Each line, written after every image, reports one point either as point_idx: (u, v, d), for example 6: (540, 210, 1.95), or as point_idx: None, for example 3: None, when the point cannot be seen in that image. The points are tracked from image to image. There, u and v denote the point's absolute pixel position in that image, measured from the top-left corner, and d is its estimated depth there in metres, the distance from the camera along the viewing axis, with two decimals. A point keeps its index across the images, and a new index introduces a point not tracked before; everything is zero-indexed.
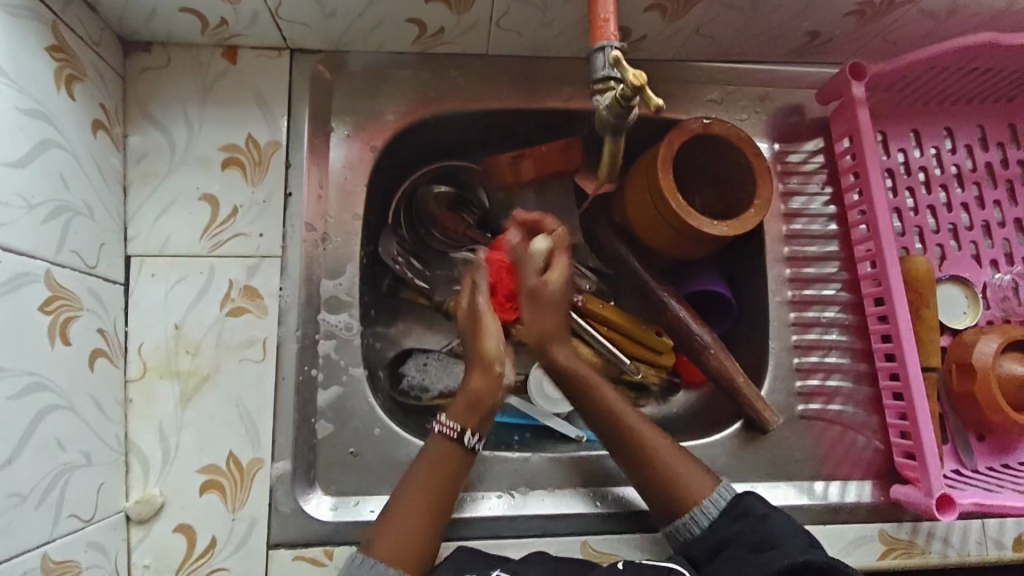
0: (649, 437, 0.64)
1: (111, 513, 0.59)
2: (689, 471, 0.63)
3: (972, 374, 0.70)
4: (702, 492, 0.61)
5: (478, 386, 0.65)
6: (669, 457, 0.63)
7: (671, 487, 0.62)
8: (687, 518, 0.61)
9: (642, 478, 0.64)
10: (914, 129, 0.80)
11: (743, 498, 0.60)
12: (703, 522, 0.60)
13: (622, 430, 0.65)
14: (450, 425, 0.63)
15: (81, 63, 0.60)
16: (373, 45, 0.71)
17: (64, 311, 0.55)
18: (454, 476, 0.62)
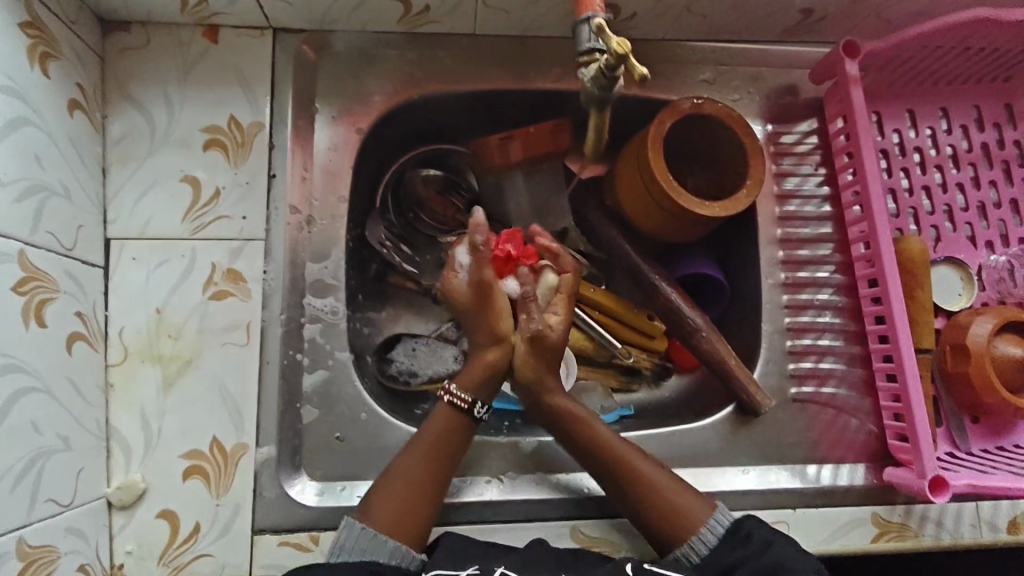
0: (644, 468, 0.62)
1: (92, 498, 0.58)
2: (686, 498, 0.61)
3: (967, 356, 0.70)
4: (701, 519, 0.60)
5: (493, 354, 0.66)
6: (663, 485, 0.61)
7: (667, 516, 0.60)
8: (686, 548, 0.59)
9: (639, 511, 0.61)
10: (909, 109, 0.79)
11: (743, 523, 0.59)
12: (702, 550, 0.59)
13: (616, 464, 0.62)
14: (461, 396, 0.64)
15: (57, 41, 0.59)
16: (358, 24, 0.70)
17: (39, 292, 0.54)
18: (453, 450, 0.62)
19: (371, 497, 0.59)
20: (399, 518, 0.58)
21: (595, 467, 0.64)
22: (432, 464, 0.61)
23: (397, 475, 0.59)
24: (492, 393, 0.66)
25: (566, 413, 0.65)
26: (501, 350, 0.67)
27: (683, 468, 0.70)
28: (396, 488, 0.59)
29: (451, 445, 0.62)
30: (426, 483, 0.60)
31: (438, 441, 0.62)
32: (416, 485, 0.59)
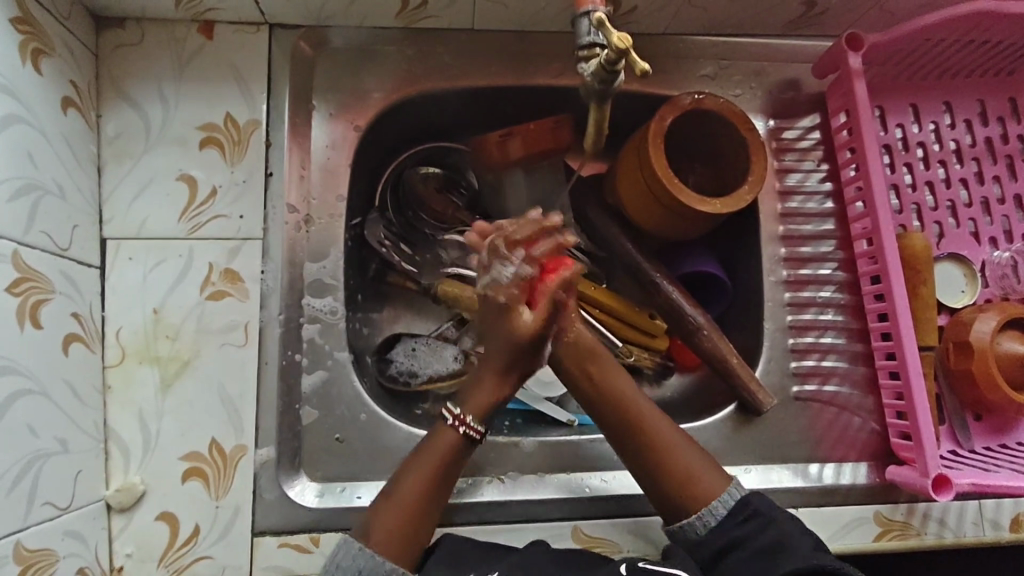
0: (665, 430, 0.61)
1: (90, 501, 0.58)
2: (701, 464, 0.61)
3: (970, 352, 0.69)
4: (713, 491, 0.59)
5: (498, 386, 0.62)
6: (680, 450, 0.61)
7: (680, 485, 0.60)
8: (694, 518, 0.59)
9: (650, 472, 0.61)
10: (913, 103, 0.78)
11: (750, 501, 0.58)
12: (711, 521, 0.58)
13: (637, 420, 0.62)
14: (475, 427, 0.61)
15: (49, 37, 0.58)
16: (355, 19, 0.69)
17: (34, 293, 0.53)
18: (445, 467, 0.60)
19: (371, 512, 0.58)
20: (398, 533, 0.57)
21: (612, 423, 0.62)
22: (433, 480, 0.59)
23: (395, 494, 0.58)
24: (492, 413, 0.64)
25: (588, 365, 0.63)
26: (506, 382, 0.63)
27: None
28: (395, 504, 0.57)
29: (452, 461, 0.60)
30: (426, 503, 0.58)
31: (437, 457, 0.60)
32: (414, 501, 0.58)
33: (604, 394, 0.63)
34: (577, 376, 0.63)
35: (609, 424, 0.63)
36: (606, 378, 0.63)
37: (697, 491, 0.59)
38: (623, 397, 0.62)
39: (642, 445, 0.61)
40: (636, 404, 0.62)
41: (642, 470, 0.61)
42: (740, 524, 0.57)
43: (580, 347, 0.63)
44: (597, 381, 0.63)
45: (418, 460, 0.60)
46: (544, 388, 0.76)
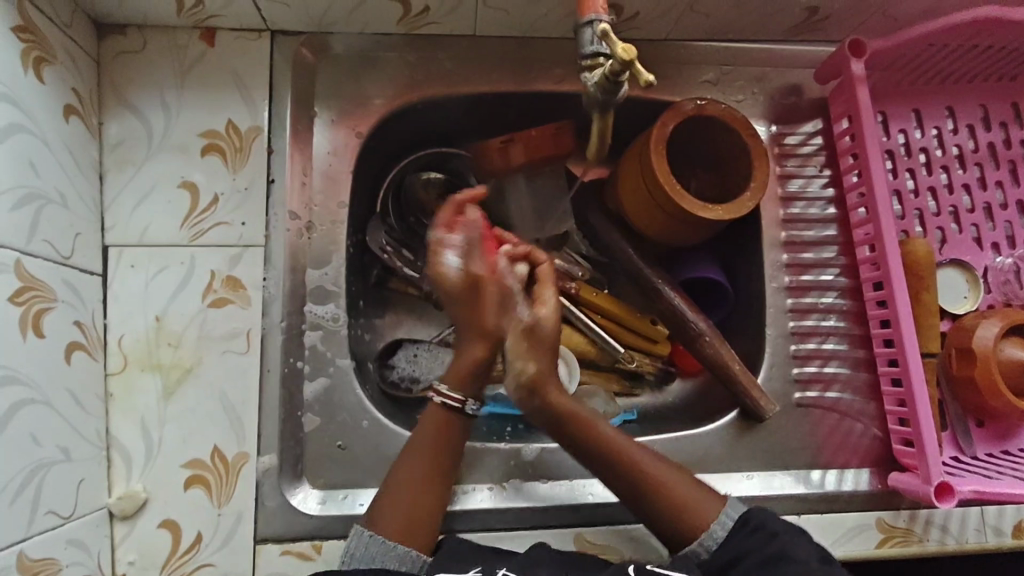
0: (650, 467, 0.61)
1: (93, 509, 0.58)
2: (692, 491, 0.60)
3: (973, 358, 0.69)
4: (710, 516, 0.59)
5: (478, 351, 0.63)
6: (672, 483, 0.60)
7: (677, 514, 0.59)
8: (695, 543, 0.59)
9: (644, 507, 0.61)
10: (915, 108, 0.78)
11: (753, 514, 0.58)
12: (711, 546, 0.58)
13: (620, 463, 0.61)
14: (454, 396, 0.62)
15: (51, 45, 0.58)
16: (356, 26, 0.69)
17: (36, 302, 0.53)
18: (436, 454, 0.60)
19: (376, 507, 0.58)
20: (408, 522, 0.58)
21: (598, 467, 0.62)
22: (434, 463, 0.60)
23: (398, 484, 0.59)
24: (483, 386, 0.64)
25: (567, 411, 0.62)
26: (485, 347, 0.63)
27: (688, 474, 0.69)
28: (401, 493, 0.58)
29: (450, 442, 0.61)
30: (428, 494, 0.59)
31: (434, 441, 0.61)
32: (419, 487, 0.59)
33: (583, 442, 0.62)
34: (555, 429, 0.63)
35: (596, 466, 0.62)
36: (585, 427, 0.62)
37: (692, 520, 0.59)
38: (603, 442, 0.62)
39: (631, 485, 0.61)
40: (620, 442, 0.62)
41: (636, 506, 0.61)
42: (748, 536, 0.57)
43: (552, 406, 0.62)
44: (575, 432, 0.62)
45: (416, 445, 0.61)
46: None
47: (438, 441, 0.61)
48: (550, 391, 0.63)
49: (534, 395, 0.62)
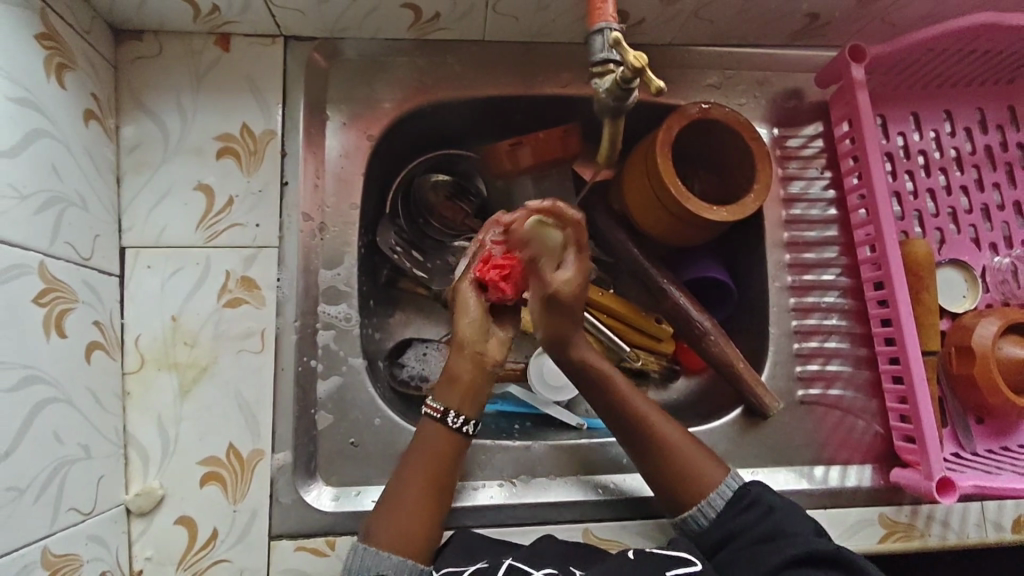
0: (668, 430, 0.63)
1: (111, 506, 0.59)
2: (700, 459, 0.62)
3: (972, 356, 0.71)
4: (712, 483, 0.61)
5: (462, 364, 0.65)
6: (680, 445, 0.62)
7: (680, 477, 0.61)
8: (694, 510, 0.61)
9: (653, 469, 0.63)
10: (913, 111, 0.80)
11: (749, 489, 0.60)
12: (710, 513, 0.60)
13: (641, 424, 0.63)
14: (434, 406, 0.63)
15: (71, 52, 0.59)
16: (368, 31, 0.70)
17: (59, 303, 0.54)
18: (438, 463, 0.61)
19: (374, 512, 0.59)
20: (410, 530, 0.58)
21: (618, 424, 0.64)
22: (436, 474, 0.61)
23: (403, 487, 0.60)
24: (469, 400, 0.64)
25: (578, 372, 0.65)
26: (469, 361, 0.65)
27: None
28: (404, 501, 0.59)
29: (454, 455, 0.62)
30: (429, 502, 0.60)
31: (436, 454, 0.62)
32: (421, 498, 0.60)
33: (608, 398, 0.64)
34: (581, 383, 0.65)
35: (616, 424, 0.64)
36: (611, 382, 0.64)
37: (699, 486, 0.61)
38: (627, 402, 0.64)
39: (648, 445, 0.63)
40: (633, 401, 0.64)
41: (646, 469, 0.63)
42: (743, 511, 0.59)
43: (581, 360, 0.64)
44: (601, 386, 0.64)
45: (419, 458, 0.61)
46: (553, 392, 0.76)
47: (439, 455, 0.62)
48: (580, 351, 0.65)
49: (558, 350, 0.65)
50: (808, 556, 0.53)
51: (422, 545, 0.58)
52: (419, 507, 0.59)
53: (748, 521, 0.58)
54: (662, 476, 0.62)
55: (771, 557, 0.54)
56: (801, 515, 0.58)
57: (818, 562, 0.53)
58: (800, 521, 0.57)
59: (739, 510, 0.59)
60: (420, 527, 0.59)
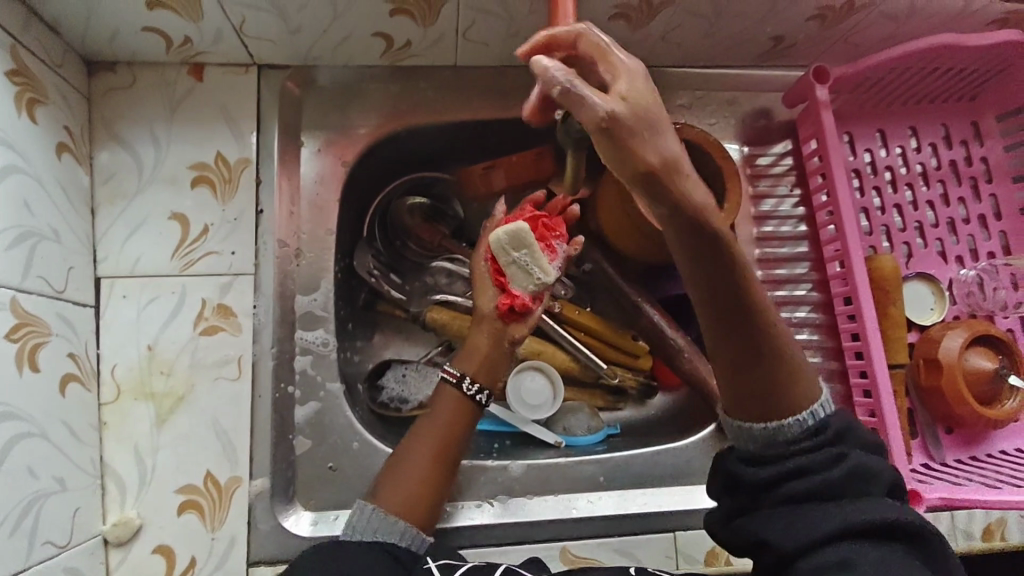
0: (783, 333, 0.47)
1: (87, 537, 0.59)
2: (803, 364, 0.50)
3: (940, 368, 0.72)
4: (811, 393, 0.50)
5: (482, 337, 0.68)
6: (792, 346, 0.48)
7: (781, 383, 0.48)
8: (787, 421, 0.49)
9: (735, 380, 0.48)
10: (879, 129, 0.82)
11: (831, 422, 0.50)
12: (804, 425, 0.50)
13: (757, 325, 0.45)
14: (451, 370, 0.66)
15: (43, 86, 0.59)
16: (340, 60, 0.71)
17: (32, 337, 0.54)
18: (449, 436, 0.64)
19: (379, 479, 0.61)
20: (413, 496, 0.60)
21: (726, 326, 0.44)
22: (445, 446, 0.63)
23: (411, 455, 0.62)
24: (485, 372, 0.67)
25: (699, 235, 0.38)
26: (489, 334, 0.68)
27: (669, 485, 0.72)
28: (411, 467, 0.61)
29: (462, 431, 0.65)
30: (434, 471, 0.62)
31: (445, 425, 0.64)
32: (428, 466, 0.62)
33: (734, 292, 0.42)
34: (710, 262, 0.40)
35: (724, 328, 0.44)
36: (744, 266, 0.42)
37: (783, 402, 0.49)
38: (753, 296, 0.43)
39: (753, 352, 0.46)
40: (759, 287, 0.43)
41: (728, 377, 0.48)
42: (806, 454, 0.49)
43: (723, 231, 0.39)
44: (732, 271, 0.41)
45: (429, 429, 0.64)
46: (531, 410, 0.77)
47: (450, 429, 0.64)
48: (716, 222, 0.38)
49: (666, 199, 0.36)
50: (875, 527, 0.46)
51: (423, 513, 0.60)
52: (423, 475, 0.61)
53: (811, 463, 0.49)
54: (743, 386, 0.48)
55: (827, 519, 0.47)
56: (876, 487, 0.48)
57: (882, 533, 0.46)
58: (880, 478, 0.49)
59: (804, 450, 0.49)
60: (424, 495, 0.60)
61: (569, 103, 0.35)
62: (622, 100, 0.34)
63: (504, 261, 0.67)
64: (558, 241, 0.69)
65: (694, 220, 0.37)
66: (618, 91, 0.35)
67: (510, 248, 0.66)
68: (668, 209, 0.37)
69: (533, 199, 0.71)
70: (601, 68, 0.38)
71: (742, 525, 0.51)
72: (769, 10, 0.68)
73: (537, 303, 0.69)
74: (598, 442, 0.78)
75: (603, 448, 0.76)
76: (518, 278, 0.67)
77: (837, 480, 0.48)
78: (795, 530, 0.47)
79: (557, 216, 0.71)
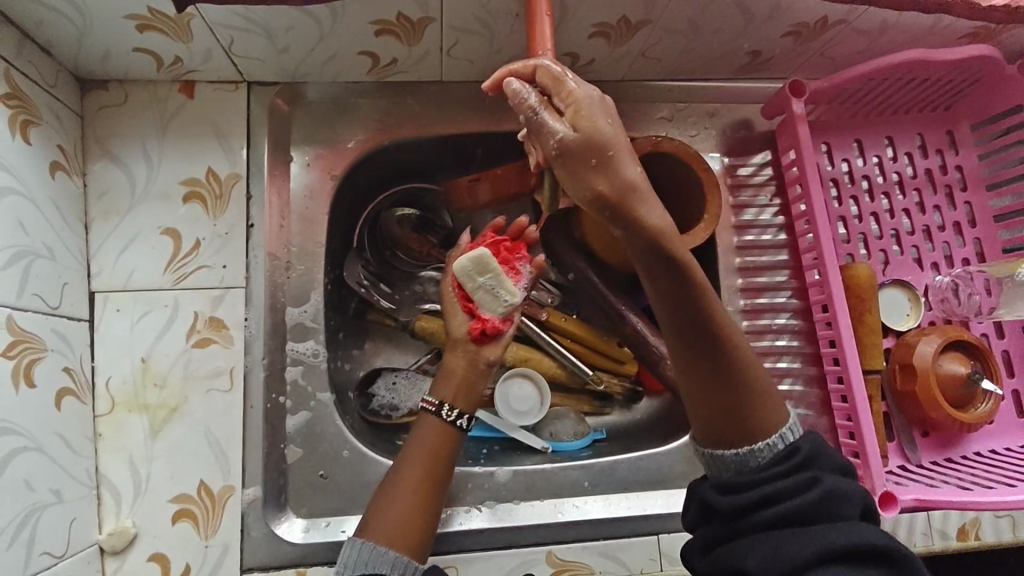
0: (748, 355, 0.51)
1: (84, 546, 0.61)
2: (772, 390, 0.53)
3: (914, 374, 0.74)
4: (780, 417, 0.53)
5: (457, 362, 0.69)
6: (758, 370, 0.52)
7: (751, 408, 0.52)
8: (762, 445, 0.52)
9: (707, 403, 0.52)
10: (856, 139, 0.84)
11: (801, 446, 0.52)
12: (779, 447, 0.52)
13: (722, 342, 0.49)
14: (430, 400, 0.68)
15: (36, 107, 0.61)
16: (328, 76, 0.73)
17: (28, 353, 0.56)
18: (435, 464, 0.64)
19: (370, 508, 0.62)
20: (404, 528, 0.60)
21: (696, 348, 0.49)
22: (431, 475, 0.63)
23: (397, 486, 0.62)
24: (465, 398, 0.68)
25: (658, 258, 0.44)
26: (462, 358, 0.69)
27: (653, 489, 0.74)
28: (400, 499, 0.61)
29: (446, 458, 0.65)
30: (423, 501, 0.62)
31: (435, 453, 0.65)
32: (416, 496, 0.62)
33: (697, 310, 0.47)
34: (671, 285, 0.46)
35: (691, 348, 0.49)
36: (704, 285, 0.46)
37: (759, 424, 0.52)
38: (717, 317, 0.48)
39: (722, 370, 0.50)
40: (719, 312, 0.48)
41: (701, 396, 0.52)
42: (778, 479, 0.51)
43: (684, 253, 0.44)
44: (694, 293, 0.46)
45: (414, 459, 0.64)
46: (518, 417, 0.78)
47: (434, 457, 0.64)
48: (675, 247, 0.44)
49: (627, 219, 0.42)
50: (850, 551, 0.47)
51: (415, 544, 0.60)
52: (412, 507, 0.61)
53: (785, 488, 0.50)
54: (716, 407, 0.52)
55: (805, 544, 0.48)
56: (850, 508, 0.50)
57: (860, 558, 0.47)
58: (853, 501, 0.50)
59: (777, 476, 0.51)
60: (415, 526, 0.61)
61: (537, 130, 0.43)
62: (577, 129, 0.42)
63: (470, 287, 0.70)
64: (521, 262, 0.73)
65: (651, 241, 0.43)
66: (575, 117, 0.42)
67: (474, 274, 0.69)
68: (627, 230, 0.43)
69: (493, 225, 0.75)
70: (560, 96, 0.45)
71: (723, 553, 0.52)
72: (744, 27, 0.70)
73: (508, 324, 0.71)
74: (584, 448, 0.79)
75: (589, 453, 0.78)
76: (486, 303, 0.70)
77: (812, 503, 0.49)
78: (775, 555, 0.48)
79: (518, 239, 0.74)
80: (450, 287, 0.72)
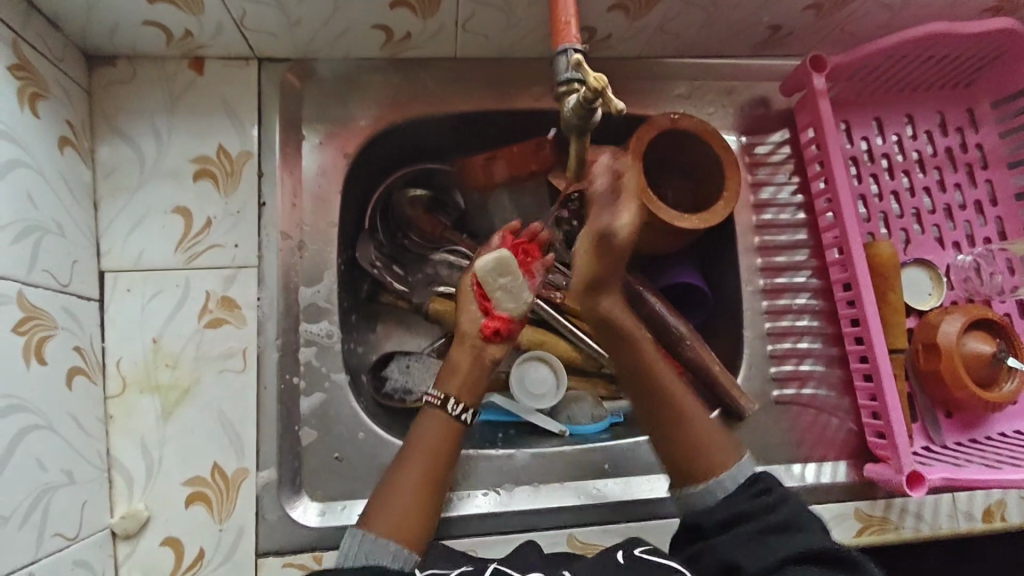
0: (684, 406, 0.67)
1: (96, 529, 0.59)
2: (716, 438, 0.66)
3: (938, 352, 0.73)
4: (726, 461, 0.64)
5: (464, 355, 0.68)
6: (697, 419, 0.66)
7: (691, 449, 0.65)
8: (710, 486, 0.63)
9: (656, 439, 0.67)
10: (876, 117, 0.83)
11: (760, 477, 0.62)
12: (727, 488, 0.63)
13: (653, 381, 0.67)
14: (434, 395, 0.67)
15: (45, 79, 0.59)
16: (340, 52, 0.71)
17: (39, 330, 0.55)
18: (437, 458, 0.63)
19: (374, 499, 0.61)
20: (406, 521, 0.60)
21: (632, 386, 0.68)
22: (433, 469, 0.63)
23: (400, 478, 0.62)
24: (468, 390, 0.67)
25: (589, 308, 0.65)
26: (470, 353, 0.68)
27: None
28: (401, 491, 0.61)
29: (448, 451, 0.64)
30: (424, 494, 0.61)
31: (438, 446, 0.64)
32: (418, 489, 0.61)
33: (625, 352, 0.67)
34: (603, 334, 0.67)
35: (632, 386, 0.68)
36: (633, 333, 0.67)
37: (701, 463, 0.64)
38: (652, 375, 0.67)
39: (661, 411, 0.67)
40: (649, 356, 0.68)
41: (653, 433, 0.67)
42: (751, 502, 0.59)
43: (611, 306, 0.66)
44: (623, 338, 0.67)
45: (417, 452, 0.63)
46: (535, 400, 0.77)
47: (436, 452, 0.64)
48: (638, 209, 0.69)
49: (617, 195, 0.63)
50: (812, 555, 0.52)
51: (416, 537, 0.60)
52: (414, 499, 0.61)
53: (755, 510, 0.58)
54: (665, 441, 0.66)
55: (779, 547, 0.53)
56: (809, 539, 0.54)
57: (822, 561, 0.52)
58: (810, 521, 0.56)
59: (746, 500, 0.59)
60: (416, 519, 0.60)
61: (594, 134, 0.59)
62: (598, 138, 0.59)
63: (490, 287, 0.68)
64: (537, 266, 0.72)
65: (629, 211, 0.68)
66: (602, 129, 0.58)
67: (496, 275, 0.67)
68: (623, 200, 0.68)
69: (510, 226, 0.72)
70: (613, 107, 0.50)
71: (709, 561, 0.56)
72: None
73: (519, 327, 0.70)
74: (602, 431, 0.78)
75: (608, 436, 0.76)
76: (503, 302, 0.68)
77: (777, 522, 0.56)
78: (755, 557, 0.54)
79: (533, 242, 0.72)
80: (467, 284, 0.70)
